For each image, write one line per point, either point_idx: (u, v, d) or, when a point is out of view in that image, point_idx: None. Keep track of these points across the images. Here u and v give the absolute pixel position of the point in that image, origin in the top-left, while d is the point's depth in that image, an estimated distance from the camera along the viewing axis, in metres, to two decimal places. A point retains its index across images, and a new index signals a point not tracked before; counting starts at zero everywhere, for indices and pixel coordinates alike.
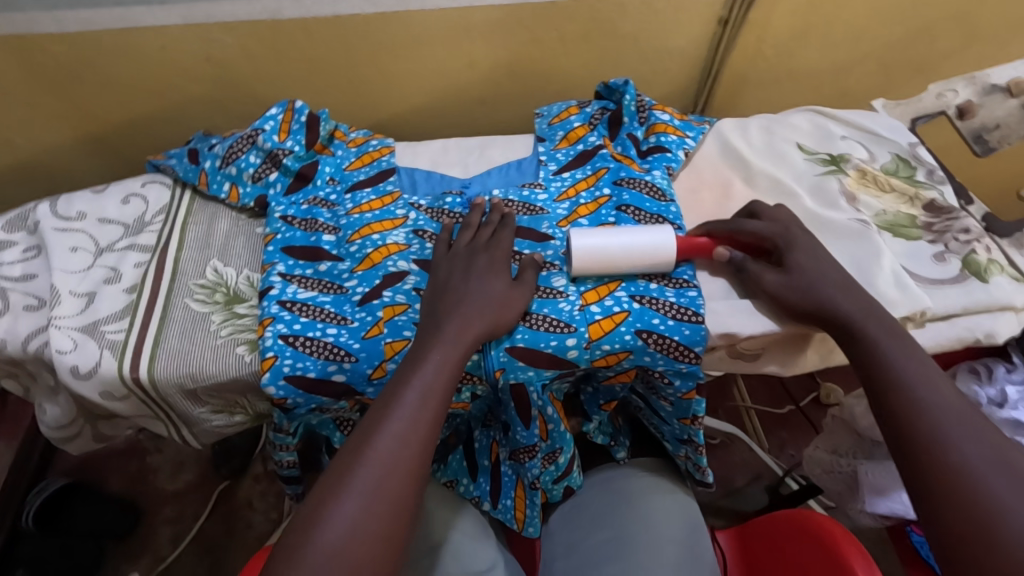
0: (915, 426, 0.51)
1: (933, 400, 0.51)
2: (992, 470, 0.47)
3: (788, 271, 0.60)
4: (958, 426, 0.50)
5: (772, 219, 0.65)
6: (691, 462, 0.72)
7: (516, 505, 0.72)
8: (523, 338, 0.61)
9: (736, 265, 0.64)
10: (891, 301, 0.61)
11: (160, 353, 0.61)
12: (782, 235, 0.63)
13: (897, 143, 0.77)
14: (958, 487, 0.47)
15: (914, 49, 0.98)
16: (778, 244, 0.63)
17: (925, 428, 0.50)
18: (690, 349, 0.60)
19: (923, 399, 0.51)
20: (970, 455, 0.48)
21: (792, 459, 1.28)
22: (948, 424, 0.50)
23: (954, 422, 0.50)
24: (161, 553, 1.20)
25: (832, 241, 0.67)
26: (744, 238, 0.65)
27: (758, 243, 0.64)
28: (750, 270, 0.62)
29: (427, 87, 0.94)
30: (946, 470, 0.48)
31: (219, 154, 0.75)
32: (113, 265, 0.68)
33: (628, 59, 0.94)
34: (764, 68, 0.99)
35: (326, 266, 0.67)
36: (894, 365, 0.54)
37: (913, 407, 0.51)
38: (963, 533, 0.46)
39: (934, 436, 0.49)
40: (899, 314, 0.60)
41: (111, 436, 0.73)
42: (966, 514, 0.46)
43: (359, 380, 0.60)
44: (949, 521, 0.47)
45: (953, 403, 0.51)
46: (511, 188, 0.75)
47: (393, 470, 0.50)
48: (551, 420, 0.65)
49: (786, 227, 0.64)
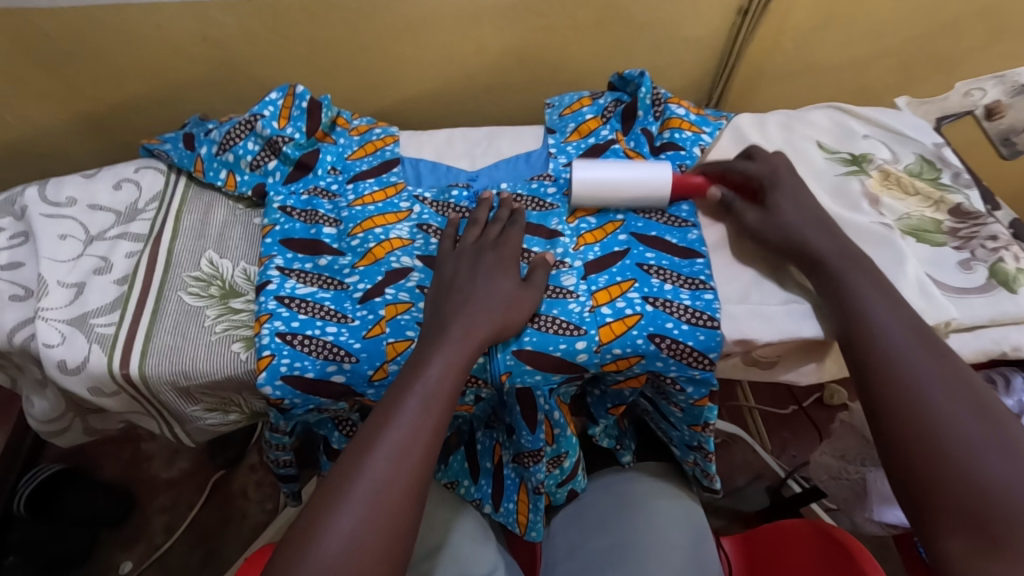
0: (869, 349, 0.53)
1: (890, 326, 0.53)
2: (942, 389, 0.49)
3: (790, 235, 0.61)
4: (913, 351, 0.52)
5: (765, 161, 0.67)
6: (699, 469, 0.70)
7: (518, 508, 0.70)
8: (531, 341, 0.58)
9: (725, 203, 0.66)
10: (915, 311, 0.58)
11: (152, 349, 0.58)
12: (769, 175, 0.65)
13: (921, 143, 0.74)
14: (909, 404, 0.49)
15: (938, 44, 0.94)
16: (764, 184, 0.65)
17: (879, 352, 0.52)
18: (704, 355, 0.58)
19: (879, 325, 0.53)
20: (922, 377, 0.50)
21: (794, 460, 1.26)
22: (903, 349, 0.52)
23: (910, 347, 0.52)
24: (155, 542, 1.19)
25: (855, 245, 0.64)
26: (734, 178, 0.67)
27: (747, 184, 0.66)
28: (735, 209, 0.65)
29: (433, 73, 0.90)
30: (899, 391, 0.50)
31: (215, 140, 0.72)
32: (103, 255, 0.65)
33: (642, 49, 0.91)
34: (782, 61, 0.96)
35: (327, 261, 0.64)
36: (856, 294, 0.55)
37: (870, 332, 0.53)
38: (911, 447, 0.48)
39: (889, 359, 0.51)
40: (933, 322, 0.58)
41: (101, 430, 0.70)
42: (914, 427, 0.48)
43: (359, 381, 0.57)
44: (898, 436, 0.49)
45: (909, 330, 0.53)
46: (520, 182, 0.72)
47: (393, 479, 0.48)
48: (557, 425, 0.63)
49: (774, 169, 0.65)
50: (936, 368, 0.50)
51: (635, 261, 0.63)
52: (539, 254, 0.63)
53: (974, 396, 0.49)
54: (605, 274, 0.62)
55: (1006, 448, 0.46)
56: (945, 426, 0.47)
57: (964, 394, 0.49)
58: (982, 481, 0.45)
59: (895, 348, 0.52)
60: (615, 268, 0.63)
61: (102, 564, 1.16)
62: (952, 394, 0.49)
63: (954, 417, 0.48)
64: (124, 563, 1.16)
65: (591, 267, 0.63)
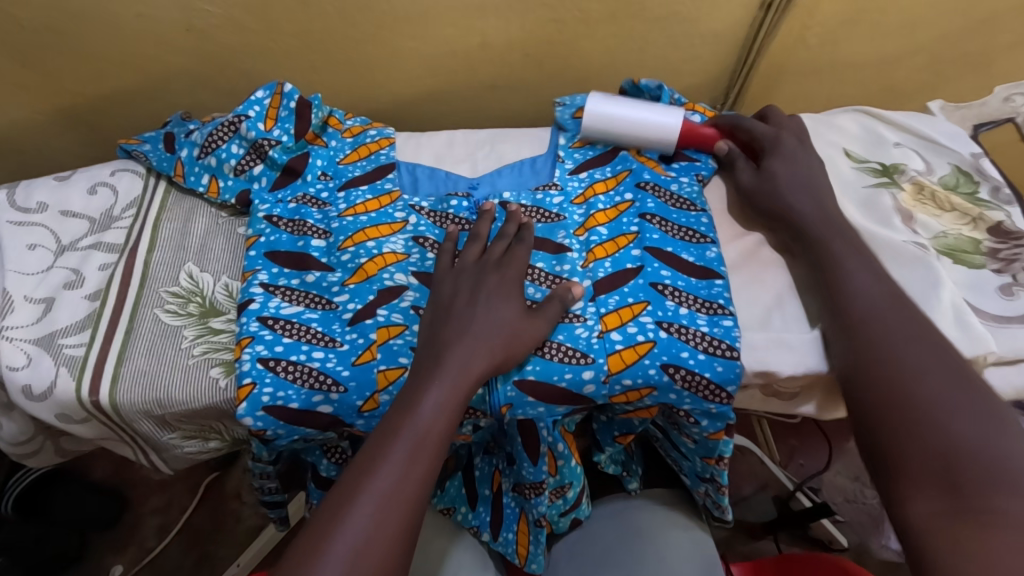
0: (848, 313, 0.53)
1: (869, 293, 0.54)
2: (918, 354, 0.49)
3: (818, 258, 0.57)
4: (890, 317, 0.52)
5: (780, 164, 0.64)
6: (710, 500, 0.66)
7: (518, 539, 0.66)
8: (534, 370, 0.54)
9: (728, 157, 0.67)
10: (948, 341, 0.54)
11: (124, 373, 0.54)
12: (772, 137, 0.66)
13: (958, 153, 0.69)
14: (884, 367, 0.49)
15: (973, 42, 0.88)
16: (765, 146, 0.66)
17: (857, 316, 0.52)
18: (721, 388, 0.53)
19: (860, 292, 0.54)
20: (899, 342, 0.50)
21: (801, 469, 1.16)
22: (882, 316, 0.52)
23: (888, 312, 0.52)
24: (146, 546, 1.15)
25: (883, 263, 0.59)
26: (742, 136, 0.68)
27: (751, 145, 0.68)
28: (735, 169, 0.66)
29: (434, 68, 0.85)
30: (875, 355, 0.50)
31: (197, 142, 0.67)
32: (74, 267, 0.60)
33: (657, 44, 0.85)
34: (806, 58, 0.90)
35: (315, 277, 0.59)
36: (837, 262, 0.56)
37: (850, 298, 0.54)
38: (883, 409, 0.48)
39: (868, 323, 0.52)
40: (970, 355, 0.53)
41: (76, 450, 0.65)
42: (887, 389, 0.49)
43: (348, 412, 0.53)
44: (871, 397, 0.49)
45: (888, 297, 0.53)
46: (523, 191, 0.66)
47: (378, 531, 0.44)
48: (561, 456, 0.59)
49: (778, 132, 0.67)
50: (912, 332, 0.51)
51: (649, 281, 0.58)
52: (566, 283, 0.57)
53: (950, 361, 0.49)
54: (616, 295, 0.57)
55: (978, 410, 0.46)
56: (918, 388, 0.48)
57: (940, 359, 0.49)
58: (954, 441, 0.45)
59: (872, 313, 0.52)
60: (626, 288, 0.58)
61: (92, 568, 1.13)
62: (927, 357, 0.49)
63: (928, 380, 0.48)
64: (115, 567, 1.13)
65: (601, 287, 0.58)
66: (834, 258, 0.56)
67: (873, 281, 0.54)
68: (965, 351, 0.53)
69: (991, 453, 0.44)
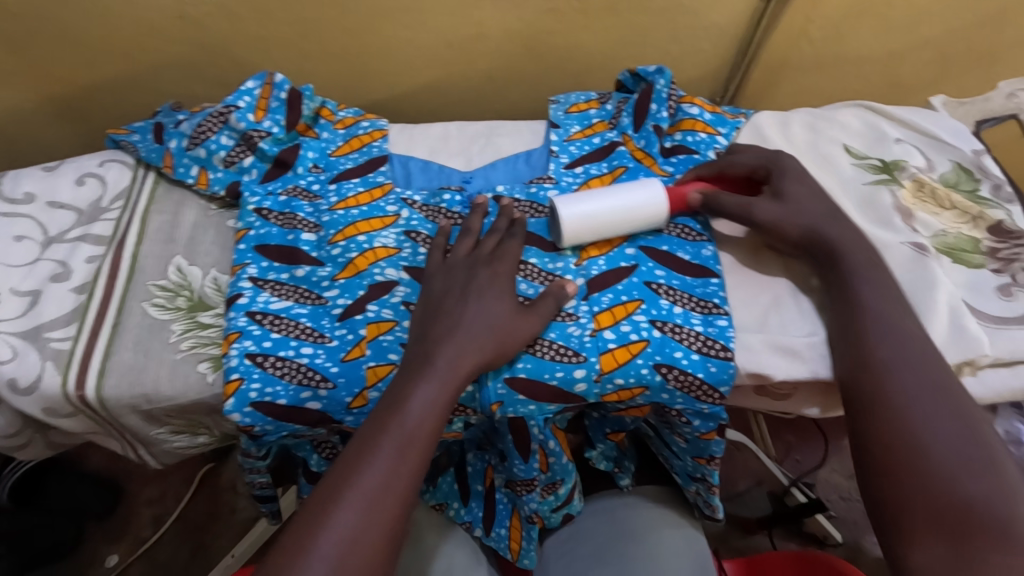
0: (867, 349, 0.50)
1: (888, 328, 0.51)
2: (933, 399, 0.48)
3: None
4: (909, 355, 0.50)
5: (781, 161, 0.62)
6: (702, 499, 0.65)
7: (510, 535, 0.67)
8: (526, 368, 0.53)
9: (711, 195, 0.60)
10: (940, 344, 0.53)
11: (110, 368, 0.53)
12: (775, 163, 0.62)
13: (960, 149, 0.68)
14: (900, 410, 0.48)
15: (978, 36, 0.87)
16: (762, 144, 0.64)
17: (877, 354, 0.50)
18: (714, 389, 0.52)
19: (880, 326, 0.51)
20: (915, 386, 0.48)
21: (797, 466, 1.15)
22: (899, 355, 0.50)
23: (906, 350, 0.50)
24: (142, 535, 1.15)
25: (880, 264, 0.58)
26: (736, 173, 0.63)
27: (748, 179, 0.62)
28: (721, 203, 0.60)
29: (429, 59, 0.83)
30: (892, 397, 0.48)
31: (186, 133, 0.66)
32: (62, 259, 0.60)
33: (658, 36, 0.84)
34: (808, 51, 0.88)
35: (305, 271, 0.58)
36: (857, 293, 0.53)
37: (867, 332, 0.51)
38: (894, 453, 0.47)
39: (885, 361, 0.49)
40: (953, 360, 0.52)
41: (65, 443, 0.65)
42: (902, 434, 0.47)
43: (337, 408, 0.52)
44: (883, 441, 0.47)
45: (907, 333, 0.51)
46: (518, 185, 0.65)
47: (364, 533, 0.43)
48: (553, 454, 0.58)
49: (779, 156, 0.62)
50: (932, 376, 0.49)
51: (643, 279, 0.57)
52: (557, 281, 0.56)
53: (961, 407, 0.48)
54: (609, 293, 0.57)
55: (986, 461, 0.45)
56: (933, 435, 0.46)
57: (953, 406, 0.48)
58: (962, 493, 0.44)
59: (891, 350, 0.50)
60: (620, 286, 0.57)
61: (89, 557, 1.12)
62: (942, 402, 0.48)
63: (943, 427, 0.46)
64: (111, 556, 1.12)
65: (594, 285, 0.57)
66: (850, 281, 0.54)
67: (887, 311, 0.52)
68: (948, 354, 0.53)
69: (994, 505, 0.43)
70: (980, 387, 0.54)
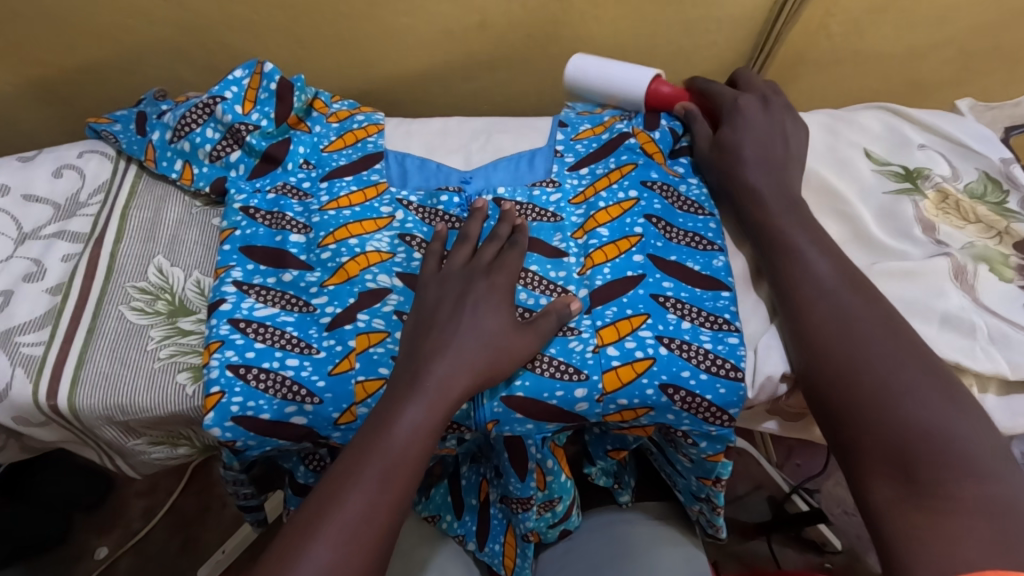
0: (806, 297, 0.51)
1: (825, 276, 0.52)
2: (871, 338, 0.48)
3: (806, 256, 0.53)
4: (846, 297, 0.51)
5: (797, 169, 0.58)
6: (704, 518, 0.63)
7: (504, 551, 0.64)
8: (524, 385, 0.50)
9: (687, 116, 0.65)
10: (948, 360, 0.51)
11: (84, 376, 0.50)
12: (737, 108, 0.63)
13: (987, 158, 0.64)
14: (842, 353, 0.48)
15: (1007, 34, 0.82)
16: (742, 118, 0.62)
17: (814, 300, 0.51)
18: (723, 411, 0.50)
19: (821, 275, 0.52)
20: (854, 329, 0.49)
21: (797, 471, 1.13)
22: (835, 299, 0.51)
23: (842, 293, 0.51)
24: (131, 528, 1.13)
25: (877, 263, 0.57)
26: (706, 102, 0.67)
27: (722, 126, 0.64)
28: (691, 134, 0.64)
29: (429, 48, 0.79)
30: (832, 341, 0.49)
31: (170, 124, 0.62)
32: (36, 256, 0.57)
33: (669, 29, 0.79)
34: (827, 47, 0.84)
35: (292, 276, 0.55)
36: (797, 247, 0.54)
37: (806, 281, 0.52)
38: (837, 395, 0.47)
39: (827, 309, 0.50)
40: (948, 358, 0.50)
41: (41, 449, 0.62)
42: (844, 375, 0.47)
43: (323, 424, 0.49)
44: (826, 384, 0.48)
45: (848, 281, 0.52)
46: (519, 186, 0.62)
47: (342, 567, 0.40)
48: (550, 473, 0.55)
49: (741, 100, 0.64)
50: (869, 317, 0.49)
51: (650, 291, 0.54)
52: (562, 295, 0.53)
53: (903, 344, 0.48)
54: (614, 305, 0.54)
55: (930, 397, 0.45)
56: (875, 373, 0.47)
57: (892, 342, 0.48)
58: (906, 422, 0.44)
59: (829, 294, 0.51)
60: (626, 298, 0.54)
61: (77, 550, 1.11)
62: (881, 341, 0.48)
63: (897, 373, 0.46)
64: (100, 549, 1.10)
65: (598, 297, 0.54)
66: (792, 236, 0.55)
67: (825, 258, 0.53)
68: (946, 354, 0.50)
69: (943, 435, 0.43)
70: (999, 413, 0.51)
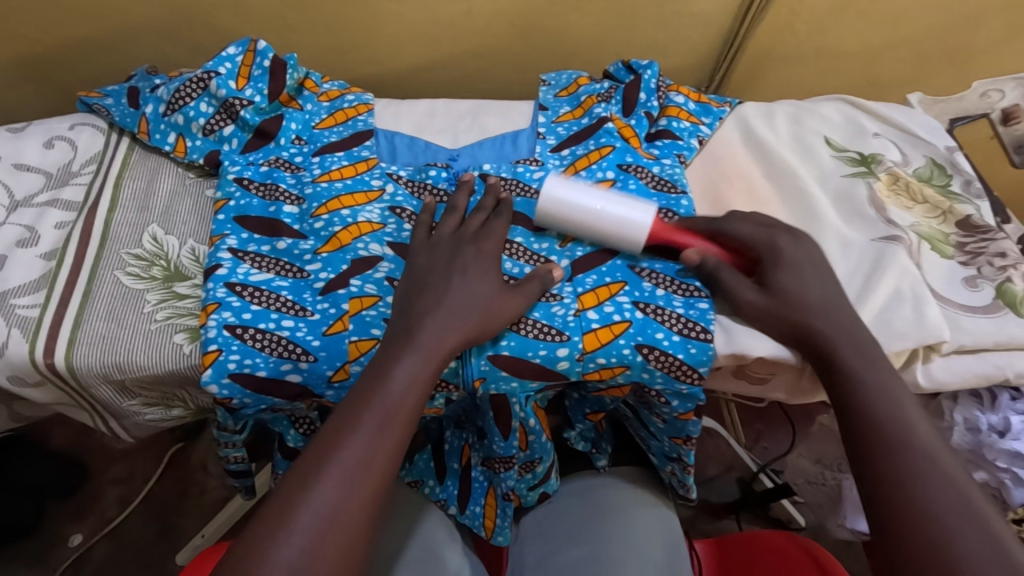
0: (880, 452, 0.45)
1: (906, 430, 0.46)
2: (952, 504, 0.42)
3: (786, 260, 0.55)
4: (923, 448, 0.45)
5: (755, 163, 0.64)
6: (677, 479, 0.67)
7: (485, 512, 0.67)
8: (509, 345, 0.53)
9: (706, 269, 0.56)
10: (902, 331, 0.54)
11: (81, 336, 0.52)
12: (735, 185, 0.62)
13: (933, 146, 0.70)
14: (812, 318, 0.52)
15: (958, 37, 0.88)
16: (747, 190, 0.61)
17: (888, 457, 0.45)
18: (693, 369, 0.53)
19: (898, 402, 0.48)
20: (933, 492, 0.43)
21: (765, 453, 1.18)
22: (912, 454, 0.45)
23: (915, 446, 0.45)
24: (107, 515, 1.10)
25: (833, 249, 0.60)
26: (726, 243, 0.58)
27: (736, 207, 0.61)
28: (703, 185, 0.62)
29: (417, 35, 0.82)
30: (909, 508, 0.42)
31: (163, 99, 0.64)
32: (28, 223, 0.57)
33: (645, 23, 0.84)
34: (792, 44, 0.90)
35: (286, 244, 0.57)
36: (857, 370, 0.49)
37: (870, 422, 0.47)
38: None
39: (818, 292, 0.54)
40: (887, 348, 0.53)
41: (31, 416, 0.63)
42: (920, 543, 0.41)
43: (317, 382, 0.52)
44: (908, 558, 0.41)
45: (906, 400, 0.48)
46: (504, 164, 0.65)
47: (344, 506, 0.43)
48: (532, 432, 0.58)
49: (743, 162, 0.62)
50: (949, 473, 0.43)
51: (627, 262, 0.58)
52: (544, 263, 0.57)
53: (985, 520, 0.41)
54: (593, 274, 0.57)
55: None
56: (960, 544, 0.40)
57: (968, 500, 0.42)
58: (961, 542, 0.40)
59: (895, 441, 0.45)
60: (604, 268, 0.58)
61: (50, 536, 1.08)
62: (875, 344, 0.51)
63: (852, 337, 0.51)
64: (74, 536, 1.08)
65: (579, 266, 0.58)
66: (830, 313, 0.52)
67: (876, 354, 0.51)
68: (886, 342, 0.54)
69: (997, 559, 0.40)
70: (940, 372, 0.55)
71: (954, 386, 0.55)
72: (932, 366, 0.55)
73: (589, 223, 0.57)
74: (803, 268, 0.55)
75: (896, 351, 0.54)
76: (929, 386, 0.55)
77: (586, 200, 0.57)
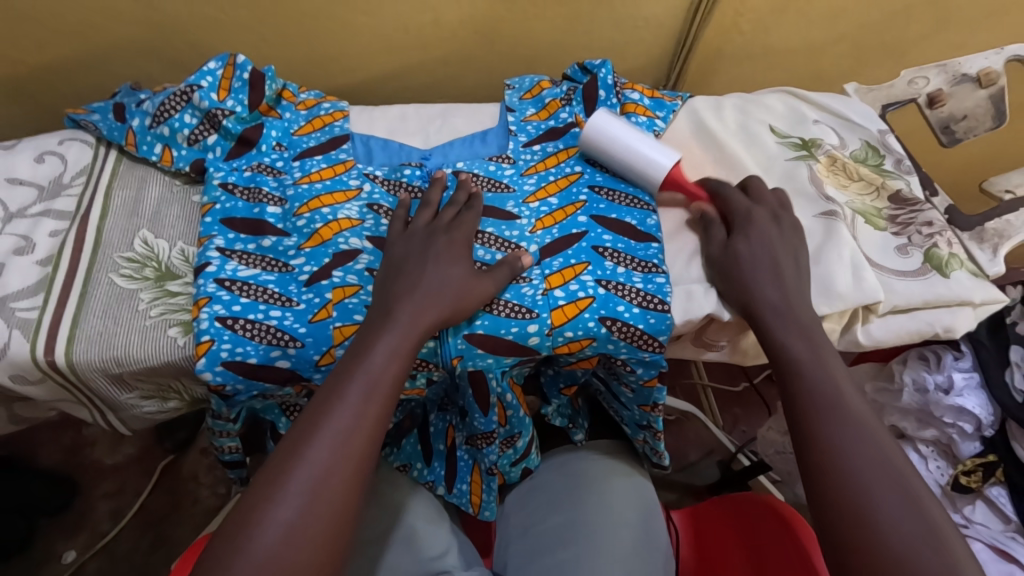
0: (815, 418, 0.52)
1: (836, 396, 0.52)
2: (885, 477, 0.48)
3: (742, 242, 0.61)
4: (859, 424, 0.51)
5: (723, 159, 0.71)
6: (649, 447, 0.72)
7: (471, 489, 0.71)
8: (483, 324, 0.58)
9: (705, 221, 0.65)
10: (842, 292, 0.59)
11: (80, 334, 0.55)
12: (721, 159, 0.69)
13: (868, 129, 0.76)
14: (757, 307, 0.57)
15: (890, 31, 0.95)
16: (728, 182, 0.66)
17: (832, 438, 0.50)
18: (654, 338, 0.58)
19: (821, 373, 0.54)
20: (859, 457, 0.49)
21: (744, 436, 1.23)
22: (829, 403, 0.52)
23: (846, 419, 0.51)
24: (99, 530, 1.10)
25: None
26: (721, 205, 0.66)
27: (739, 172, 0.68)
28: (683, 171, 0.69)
29: (387, 45, 0.87)
30: (827, 440, 0.50)
31: (149, 112, 0.67)
32: (24, 233, 0.61)
33: (603, 26, 0.89)
34: (740, 43, 0.96)
35: (271, 241, 0.61)
36: (805, 340, 0.55)
37: (811, 387, 0.53)
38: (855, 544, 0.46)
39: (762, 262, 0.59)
40: (828, 309, 0.59)
41: (29, 418, 0.67)
42: (853, 506, 0.47)
43: (305, 366, 0.55)
44: (827, 474, 0.49)
45: (834, 356, 0.54)
46: (476, 161, 0.70)
47: (335, 469, 0.47)
48: (510, 407, 0.62)
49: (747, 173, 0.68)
50: (873, 450, 0.49)
51: (591, 244, 0.63)
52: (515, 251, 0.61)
53: (907, 484, 0.48)
54: (560, 257, 0.62)
55: (931, 536, 0.45)
56: (877, 495, 0.47)
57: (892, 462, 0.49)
58: (867, 465, 0.49)
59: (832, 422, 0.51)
60: (570, 250, 0.62)
61: (42, 554, 1.08)
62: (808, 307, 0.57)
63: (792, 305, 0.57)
64: (67, 552, 1.08)
65: (547, 251, 0.63)
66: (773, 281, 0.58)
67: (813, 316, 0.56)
68: (828, 304, 0.59)
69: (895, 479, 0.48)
70: (877, 331, 0.62)
71: (890, 342, 0.62)
72: (870, 326, 0.61)
73: (613, 149, 0.66)
74: (747, 209, 0.63)
75: (837, 311, 0.59)
76: (869, 343, 0.61)
77: (629, 136, 0.66)
